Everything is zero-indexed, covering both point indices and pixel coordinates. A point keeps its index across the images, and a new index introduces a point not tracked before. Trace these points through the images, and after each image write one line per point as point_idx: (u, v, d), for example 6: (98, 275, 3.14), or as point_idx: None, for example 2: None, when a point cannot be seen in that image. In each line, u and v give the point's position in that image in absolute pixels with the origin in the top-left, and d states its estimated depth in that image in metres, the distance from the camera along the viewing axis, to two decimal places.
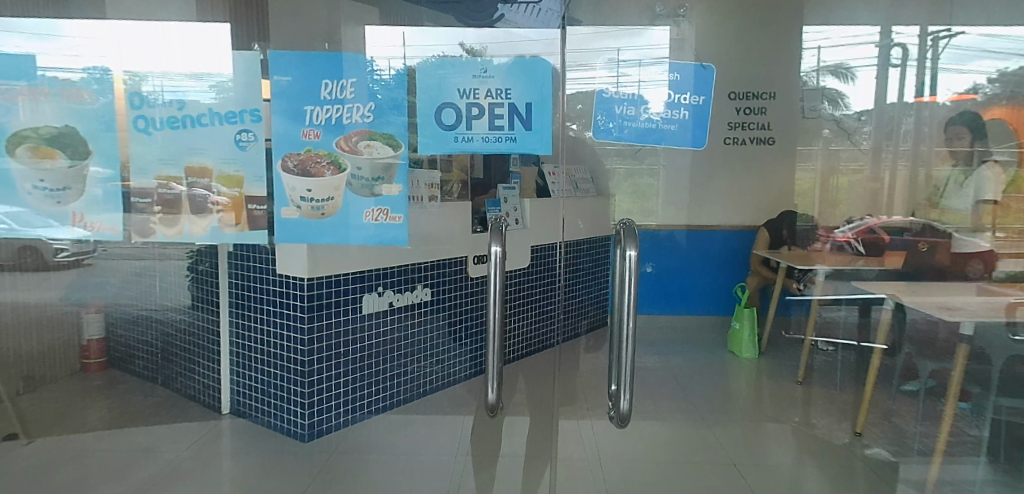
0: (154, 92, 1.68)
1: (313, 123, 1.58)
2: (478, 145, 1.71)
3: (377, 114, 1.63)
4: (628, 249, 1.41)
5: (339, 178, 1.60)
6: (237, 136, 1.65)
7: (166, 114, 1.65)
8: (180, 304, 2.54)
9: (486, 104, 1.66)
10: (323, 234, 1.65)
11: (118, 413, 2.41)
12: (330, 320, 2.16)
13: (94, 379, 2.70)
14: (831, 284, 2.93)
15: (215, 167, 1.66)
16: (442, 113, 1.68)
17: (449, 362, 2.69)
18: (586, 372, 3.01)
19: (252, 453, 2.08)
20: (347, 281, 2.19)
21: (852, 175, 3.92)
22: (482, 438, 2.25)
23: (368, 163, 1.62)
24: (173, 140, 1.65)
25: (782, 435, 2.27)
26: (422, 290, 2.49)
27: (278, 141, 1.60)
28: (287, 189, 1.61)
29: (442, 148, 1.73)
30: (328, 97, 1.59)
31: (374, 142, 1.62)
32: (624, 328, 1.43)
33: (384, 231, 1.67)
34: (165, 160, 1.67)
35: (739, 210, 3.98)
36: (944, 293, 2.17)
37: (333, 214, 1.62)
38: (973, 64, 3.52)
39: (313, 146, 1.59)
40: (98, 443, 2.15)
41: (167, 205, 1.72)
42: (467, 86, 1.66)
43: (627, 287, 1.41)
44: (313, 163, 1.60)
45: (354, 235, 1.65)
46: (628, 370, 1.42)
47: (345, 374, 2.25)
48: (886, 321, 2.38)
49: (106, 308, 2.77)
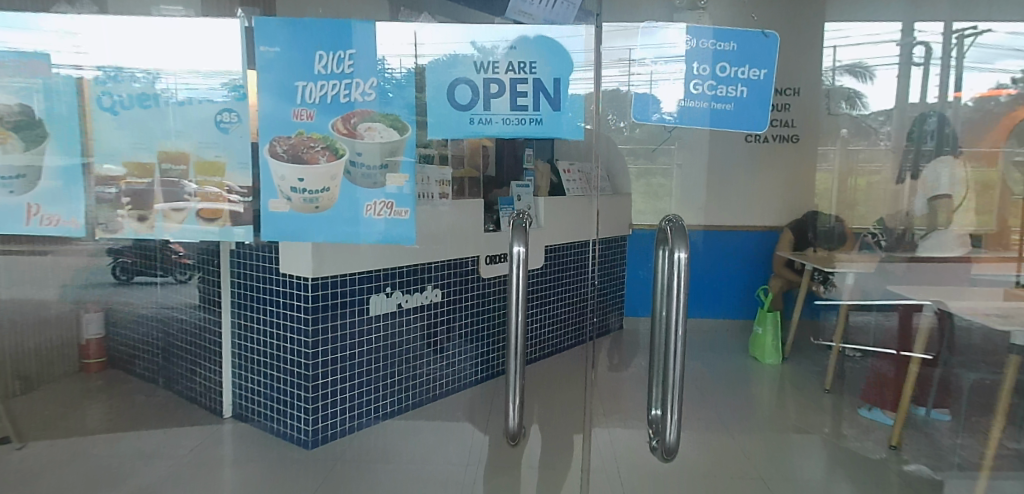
0: (167, 86, 1.57)
1: (307, 101, 1.34)
2: (499, 126, 1.48)
3: (382, 92, 1.44)
4: (678, 251, 1.30)
5: (339, 166, 1.39)
6: (218, 118, 1.53)
7: (135, 93, 1.56)
8: (181, 303, 2.46)
9: (507, 80, 1.49)
10: (320, 233, 1.42)
11: (119, 415, 2.34)
12: (336, 321, 2.08)
13: (94, 381, 2.64)
14: (859, 289, 2.81)
15: (193, 151, 1.54)
16: (458, 91, 1.51)
17: (460, 365, 2.60)
18: (602, 376, 2.92)
19: (254, 460, 2.00)
20: (354, 282, 2.11)
21: (870, 176, 3.81)
22: (497, 444, 2.16)
23: (373, 148, 1.43)
24: (137, 122, 1.53)
25: (811, 447, 2.16)
26: (432, 290, 2.41)
27: (266, 122, 1.36)
28: (275, 177, 1.38)
29: (458, 132, 1.54)
30: (325, 73, 1.35)
31: (374, 123, 1.43)
32: (671, 342, 1.32)
33: (389, 227, 1.44)
34: (136, 144, 1.55)
35: (759, 211, 3.86)
36: (987, 300, 2.05)
37: (334, 207, 1.41)
38: (999, 63, 3.36)
39: (306, 129, 1.36)
40: (96, 448, 2.08)
41: (137, 198, 1.57)
42: (485, 61, 1.51)
43: (675, 294, 1.30)
44: (305, 148, 1.38)
45: (359, 232, 1.43)
46: (676, 379, 1.31)
47: (350, 378, 2.17)
48: (925, 328, 2.20)
49: (106, 307, 2.69)
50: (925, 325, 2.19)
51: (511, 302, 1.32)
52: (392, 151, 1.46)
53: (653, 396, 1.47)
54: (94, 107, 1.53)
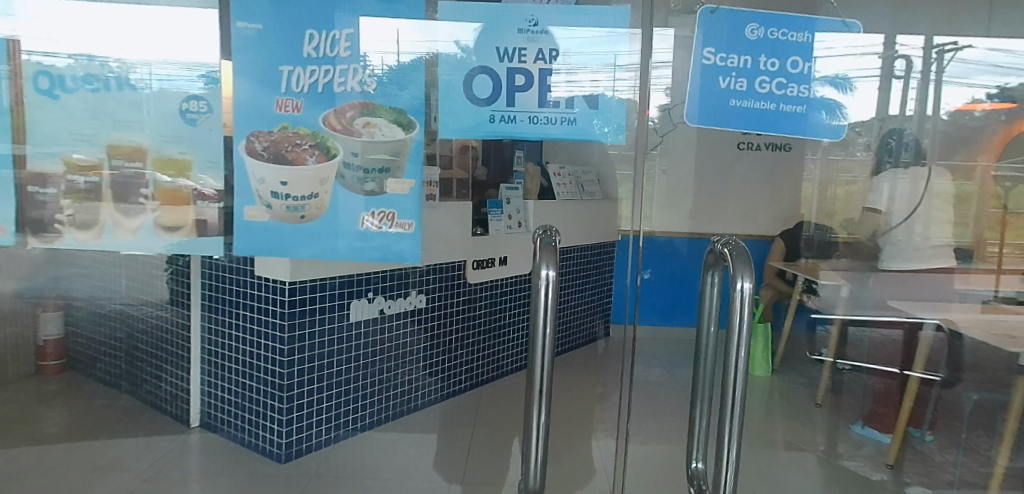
0: (141, 80, 1.10)
1: (293, 89, 1.04)
2: (525, 129, 1.11)
3: (389, 82, 1.07)
4: (742, 280, 1.02)
5: (330, 168, 1.07)
6: (182, 106, 1.11)
7: (81, 71, 1.10)
8: (148, 302, 2.31)
9: (537, 71, 1.11)
10: (294, 251, 1.10)
11: (77, 423, 2.18)
12: (314, 328, 1.97)
13: (51, 384, 2.48)
14: (854, 301, 2.76)
15: (152, 146, 1.11)
16: (475, 81, 1.11)
17: (443, 374, 2.49)
18: (588, 386, 2.87)
19: (223, 475, 1.87)
20: (333, 286, 2.00)
21: (849, 186, 3.75)
22: (483, 456, 2.07)
23: (369, 148, 1.07)
24: (89, 109, 1.11)
25: (807, 465, 2.11)
26: (416, 296, 2.30)
27: (240, 112, 1.05)
28: (251, 179, 1.06)
29: (467, 131, 1.11)
30: (315, 57, 1.05)
31: (375, 117, 1.07)
32: (727, 396, 1.04)
33: (388, 246, 1.11)
34: (81, 135, 1.11)
35: (745, 220, 3.88)
36: (992, 323, 2.01)
37: (322, 219, 1.08)
38: (978, 78, 3.25)
39: (291, 123, 1.06)
40: (53, 460, 1.93)
41: (85, 198, 1.14)
42: (510, 44, 1.11)
43: (735, 332, 1.02)
44: (290, 146, 1.06)
45: (346, 249, 1.10)
46: (734, 438, 1.04)
47: (328, 387, 2.06)
48: (926, 342, 2.20)
49: (66, 305, 2.53)
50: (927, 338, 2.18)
51: (534, 352, 0.96)
52: (395, 152, 1.08)
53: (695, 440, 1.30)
54: (27, 91, 1.09)
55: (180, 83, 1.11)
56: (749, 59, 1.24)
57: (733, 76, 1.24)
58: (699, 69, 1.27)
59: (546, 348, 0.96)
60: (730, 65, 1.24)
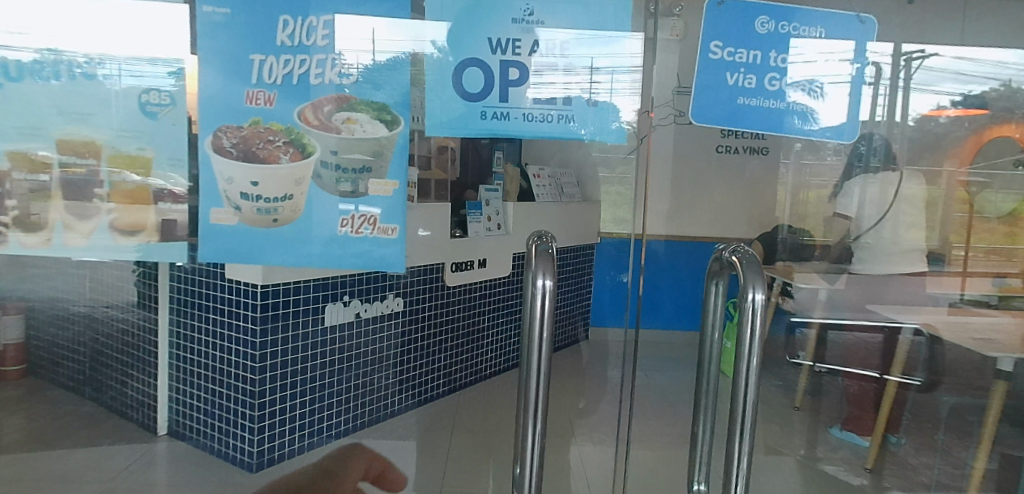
0: (101, 71, 1.01)
1: (264, 80, 0.93)
2: (521, 129, 1.01)
3: (372, 74, 0.98)
4: (755, 291, 0.97)
5: (304, 167, 0.96)
6: (141, 98, 1.00)
7: (25, 60, 0.98)
8: (113, 303, 2.19)
9: (532, 64, 1.00)
10: (265, 257, 1.00)
11: (38, 432, 2.07)
12: (287, 332, 1.92)
13: (9, 391, 2.35)
14: (831, 304, 2.79)
15: (106, 142, 1.00)
16: (465, 74, 1.00)
17: (421, 379, 2.45)
18: (568, 390, 2.85)
19: (195, 484, 1.80)
20: (308, 290, 1.95)
21: (820, 190, 3.82)
22: (463, 464, 2.03)
23: (348, 145, 0.96)
24: (34, 103, 0.98)
25: (787, 470, 2.13)
26: (393, 299, 2.25)
27: (205, 106, 0.94)
28: (220, 181, 0.96)
29: (458, 129, 1.00)
30: (290, 45, 0.95)
31: (355, 111, 0.97)
32: (737, 406, 1.00)
33: (369, 253, 1.00)
34: (26, 130, 0.99)
35: (720, 223, 3.92)
36: (965, 329, 2.05)
37: (296, 223, 0.98)
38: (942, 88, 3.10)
39: (262, 118, 0.95)
40: (14, 472, 1.83)
41: (29, 199, 1.00)
42: (503, 35, 1.00)
43: (745, 343, 0.98)
44: (260, 143, 0.95)
45: (322, 256, 0.99)
46: (743, 451, 1.00)
47: (301, 393, 2.01)
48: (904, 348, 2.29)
49: (27, 310, 2.34)
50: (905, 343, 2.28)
51: (529, 363, 0.92)
52: (377, 151, 0.97)
53: (698, 461, 1.22)
54: None
55: (150, 79, 1.02)
56: (759, 54, 1.13)
57: (741, 72, 1.13)
58: (706, 65, 1.13)
59: (542, 355, 0.91)
60: (739, 60, 1.13)
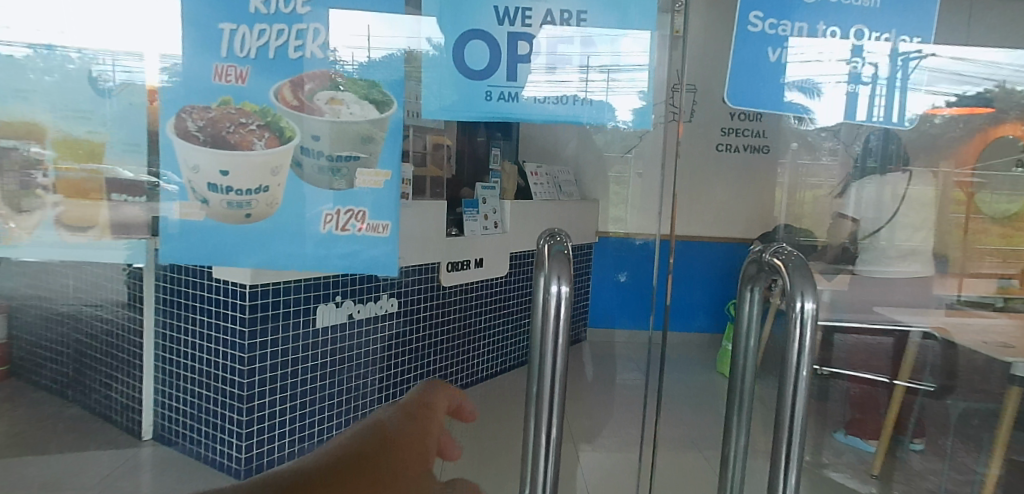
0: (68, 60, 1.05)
1: (237, 54, 0.88)
2: (531, 110, 0.95)
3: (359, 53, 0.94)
4: (807, 301, 0.96)
5: (285, 153, 0.90)
6: (97, 81, 1.02)
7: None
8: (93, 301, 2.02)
9: (544, 37, 0.95)
10: (238, 258, 0.93)
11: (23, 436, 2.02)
12: (274, 336, 1.94)
13: None
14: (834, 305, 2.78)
15: (56, 126, 1.02)
16: (468, 50, 0.93)
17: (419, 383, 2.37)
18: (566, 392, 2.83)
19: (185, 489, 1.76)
20: (298, 290, 1.94)
21: None
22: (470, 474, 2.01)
23: (334, 129, 0.92)
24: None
25: None
26: (388, 300, 2.14)
27: (175, 82, 0.89)
28: (182, 166, 0.90)
29: (463, 112, 0.93)
30: (265, 13, 0.88)
31: (341, 94, 0.92)
32: (781, 430, 0.99)
33: (356, 252, 0.94)
34: None
35: (715, 223, 3.91)
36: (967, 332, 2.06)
37: (273, 218, 0.92)
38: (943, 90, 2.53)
39: (234, 97, 0.89)
40: None
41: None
42: (513, 5, 0.93)
43: (796, 359, 0.97)
44: (230, 126, 0.89)
45: (306, 256, 0.93)
46: (790, 479, 0.98)
47: (290, 398, 2.00)
48: (912, 351, 2.32)
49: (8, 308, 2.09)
50: (913, 348, 2.30)
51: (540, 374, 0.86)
52: (365, 139, 0.93)
53: None
54: None
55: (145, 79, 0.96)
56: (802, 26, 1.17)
57: (784, 47, 1.17)
58: (745, 38, 1.16)
59: (558, 364, 0.86)
60: (780, 33, 1.16)
